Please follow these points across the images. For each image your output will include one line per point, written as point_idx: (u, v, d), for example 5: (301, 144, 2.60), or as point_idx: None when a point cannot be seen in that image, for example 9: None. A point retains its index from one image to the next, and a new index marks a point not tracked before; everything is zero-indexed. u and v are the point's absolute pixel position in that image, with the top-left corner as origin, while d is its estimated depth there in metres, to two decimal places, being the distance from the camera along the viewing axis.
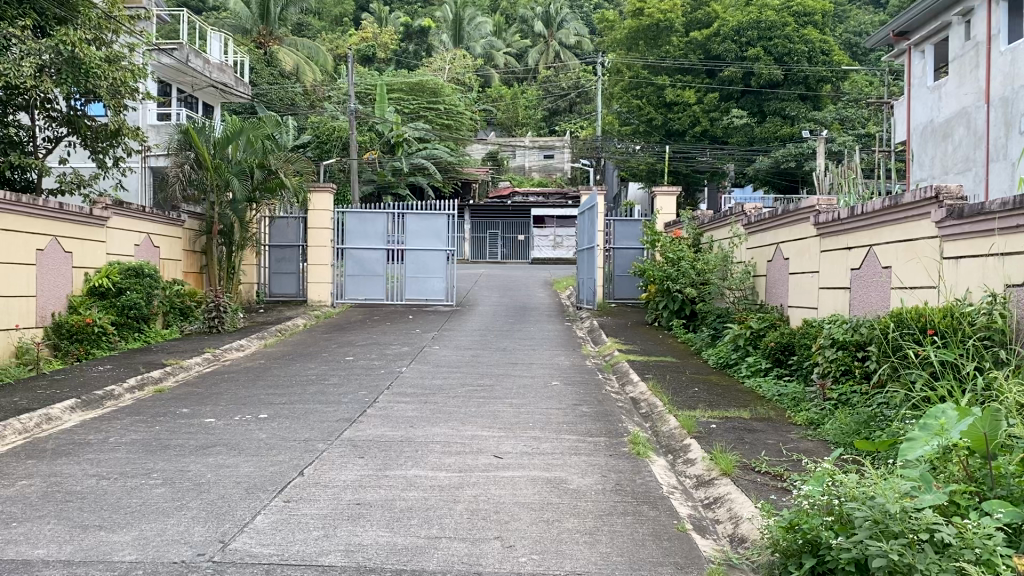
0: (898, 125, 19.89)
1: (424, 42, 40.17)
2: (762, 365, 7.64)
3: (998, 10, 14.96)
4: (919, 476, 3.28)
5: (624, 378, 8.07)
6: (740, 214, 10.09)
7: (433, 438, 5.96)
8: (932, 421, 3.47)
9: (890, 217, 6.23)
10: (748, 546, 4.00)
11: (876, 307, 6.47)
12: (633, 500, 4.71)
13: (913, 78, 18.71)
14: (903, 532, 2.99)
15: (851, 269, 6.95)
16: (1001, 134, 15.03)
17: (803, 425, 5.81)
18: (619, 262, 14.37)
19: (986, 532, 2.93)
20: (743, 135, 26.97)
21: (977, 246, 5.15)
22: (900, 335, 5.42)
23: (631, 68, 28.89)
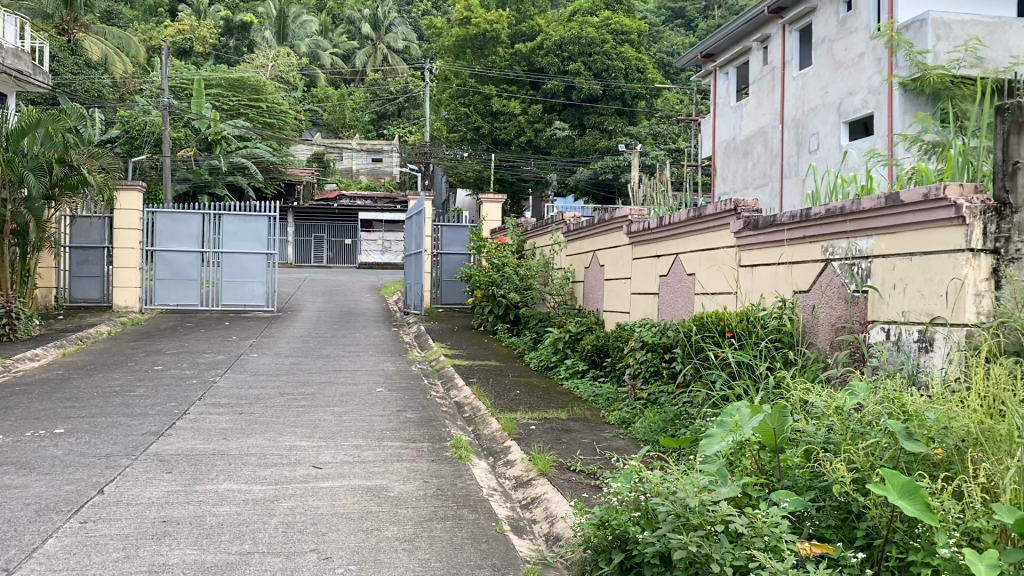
0: (704, 141, 21.19)
1: (245, 37, 38.67)
2: (580, 367, 7.90)
3: (792, 37, 16.25)
4: (716, 470, 3.48)
5: (448, 383, 8.10)
6: (560, 222, 10.45)
7: (249, 451, 5.72)
8: (728, 419, 3.71)
9: (694, 228, 6.63)
10: (562, 544, 4.11)
11: (682, 313, 6.86)
12: (453, 504, 4.73)
13: (718, 98, 19.99)
14: (701, 524, 3.17)
15: (660, 275, 7.32)
16: (794, 153, 16.32)
17: (615, 424, 6.05)
18: (446, 268, 14.40)
19: (773, 520, 3.13)
20: (566, 147, 27.98)
21: (768, 255, 5.59)
22: (702, 337, 5.75)
23: (459, 76, 28.71)
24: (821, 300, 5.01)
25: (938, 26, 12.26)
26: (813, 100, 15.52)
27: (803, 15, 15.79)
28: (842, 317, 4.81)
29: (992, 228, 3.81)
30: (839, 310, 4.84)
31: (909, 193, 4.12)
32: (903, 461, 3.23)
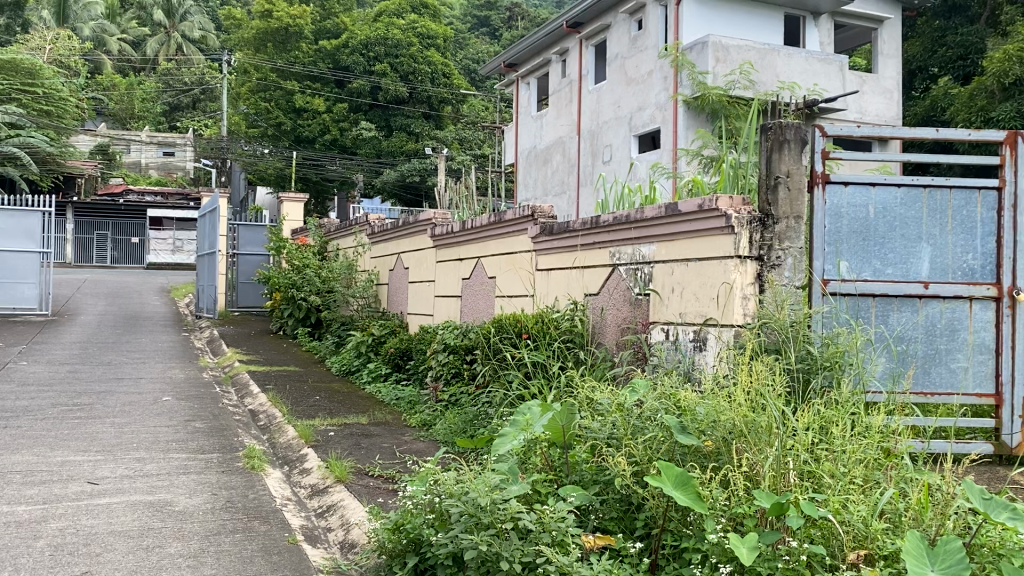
0: (507, 149, 21.72)
1: (18, 15, 35.23)
2: (382, 370, 7.83)
3: (588, 52, 17.00)
4: (507, 468, 3.55)
5: (242, 391, 7.75)
6: (364, 224, 10.35)
7: (12, 469, 5.19)
8: (520, 417, 3.81)
9: (494, 232, 6.77)
10: (357, 551, 4.04)
11: (482, 314, 6.97)
12: (244, 516, 4.54)
13: (520, 107, 20.55)
14: (491, 522, 3.23)
15: (462, 278, 7.40)
16: (589, 162, 17.04)
17: (416, 426, 6.04)
18: (243, 269, 13.79)
19: (560, 515, 3.23)
20: (372, 148, 27.57)
21: (561, 259, 5.82)
22: (500, 338, 5.86)
23: (259, 70, 28.30)
24: (610, 303, 5.29)
25: (717, 49, 13.19)
26: (607, 113, 16.29)
27: (598, 32, 16.54)
28: (627, 319, 5.10)
29: (757, 237, 4.15)
30: (626, 312, 5.13)
31: (686, 204, 4.42)
32: (677, 454, 3.46)
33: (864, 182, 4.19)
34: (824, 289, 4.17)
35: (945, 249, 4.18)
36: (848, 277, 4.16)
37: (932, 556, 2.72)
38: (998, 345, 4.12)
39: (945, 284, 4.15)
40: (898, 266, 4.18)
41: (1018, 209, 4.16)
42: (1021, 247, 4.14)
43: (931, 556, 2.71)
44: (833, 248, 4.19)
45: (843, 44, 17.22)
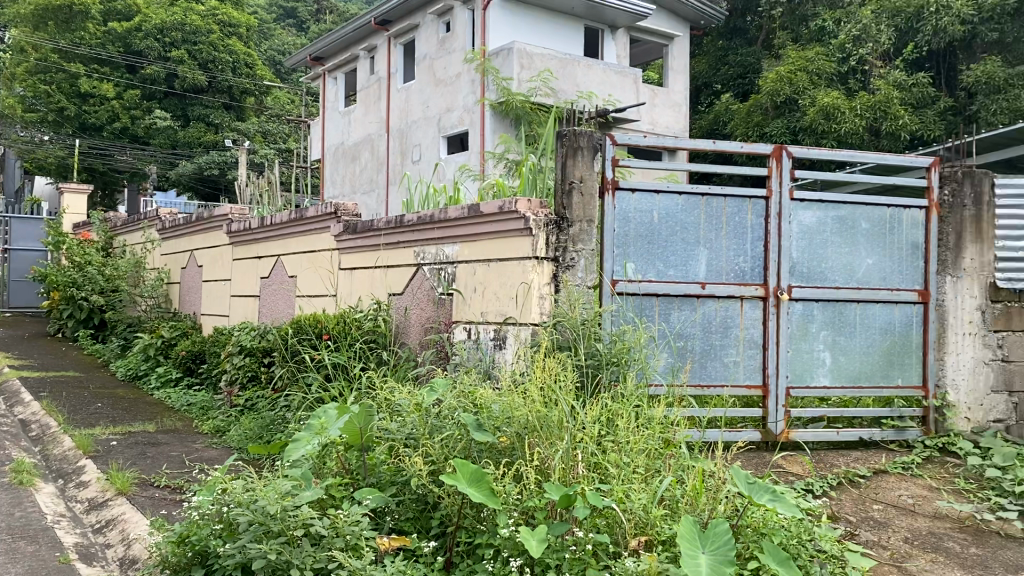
0: (313, 144, 21.21)
1: None
2: (172, 374, 7.41)
3: (397, 51, 16.95)
4: (300, 474, 3.45)
5: (12, 399, 7.06)
6: (155, 219, 9.82)
7: None
8: (314, 421, 3.72)
9: (294, 230, 6.58)
10: (138, 567, 3.78)
11: (281, 315, 6.76)
12: (7, 537, 4.13)
13: (327, 102, 20.14)
14: (282, 530, 3.11)
15: (260, 277, 7.15)
16: (398, 161, 16.95)
17: (209, 432, 5.76)
18: (15, 267, 12.62)
19: (354, 518, 3.18)
20: (166, 138, 26.11)
21: (365, 258, 5.76)
22: (299, 340, 5.70)
23: (38, 49, 25.34)
24: (413, 303, 5.29)
25: (521, 55, 13.45)
26: (416, 112, 16.29)
27: (406, 31, 16.52)
28: (430, 318, 5.13)
29: (553, 239, 4.30)
30: (427, 313, 5.17)
31: (487, 205, 4.49)
32: (473, 451, 3.50)
33: (649, 189, 4.42)
34: (613, 290, 4.35)
35: (720, 252, 4.50)
36: (635, 277, 4.37)
37: (703, 539, 2.89)
38: (766, 341, 4.49)
39: (720, 284, 4.46)
40: (679, 267, 4.45)
41: (782, 217, 4.53)
42: (784, 252, 4.53)
43: (702, 539, 2.89)
44: (622, 250, 4.38)
45: (639, 57, 18.18)
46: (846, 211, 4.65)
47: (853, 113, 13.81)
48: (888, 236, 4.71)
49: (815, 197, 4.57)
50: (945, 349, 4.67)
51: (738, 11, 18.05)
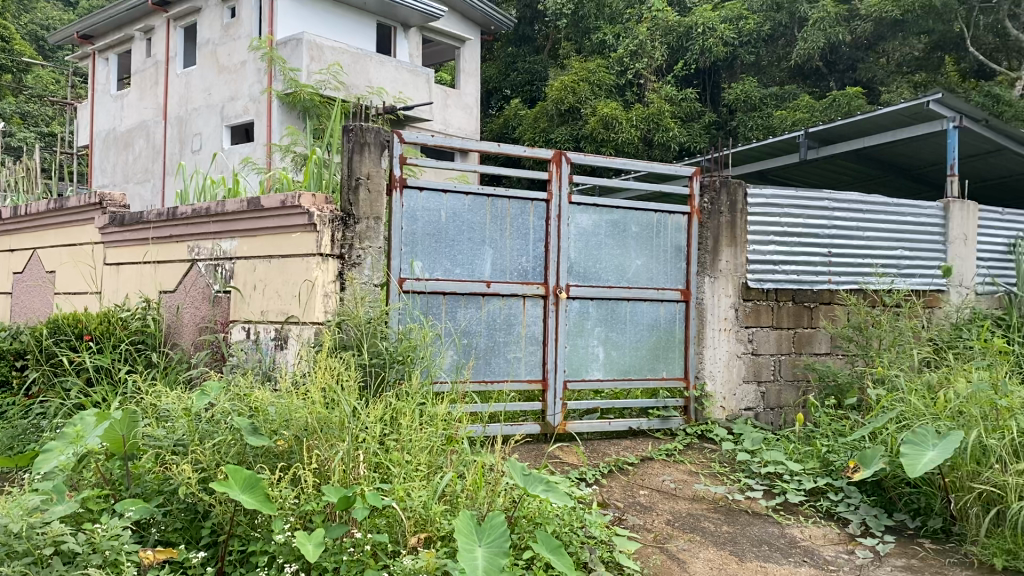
0: (79, 128, 19.50)
1: None
2: None
3: (176, 34, 16.01)
4: (51, 488, 3.14)
5: None
6: None
7: None
8: (68, 430, 3.41)
9: (52, 221, 6.04)
10: None
11: (38, 315, 6.20)
12: None
13: (97, 84, 18.62)
14: (29, 550, 2.82)
15: (13, 273, 6.50)
16: (177, 150, 15.96)
17: None
18: None
19: (114, 532, 2.94)
20: None
21: (133, 253, 5.40)
22: (56, 342, 5.24)
23: None
24: (186, 301, 5.02)
25: (311, 47, 13.09)
26: (197, 99, 15.44)
27: (188, 14, 15.66)
28: (205, 318, 4.88)
29: (338, 236, 4.23)
30: (202, 311, 4.91)
31: (269, 199, 4.34)
32: (249, 455, 3.36)
33: (437, 189, 4.43)
34: (400, 288, 4.34)
35: (504, 252, 4.61)
36: (420, 276, 4.38)
37: (479, 532, 2.95)
38: (545, 337, 4.67)
39: (503, 283, 4.57)
40: (465, 266, 4.50)
41: (561, 220, 4.72)
42: (563, 253, 4.72)
43: (479, 532, 2.94)
44: (409, 249, 4.37)
45: (432, 57, 18.29)
46: (619, 215, 4.92)
47: (629, 124, 14.64)
48: (656, 239, 5.03)
49: (593, 201, 4.80)
50: (703, 343, 5.07)
51: (526, 19, 18.60)
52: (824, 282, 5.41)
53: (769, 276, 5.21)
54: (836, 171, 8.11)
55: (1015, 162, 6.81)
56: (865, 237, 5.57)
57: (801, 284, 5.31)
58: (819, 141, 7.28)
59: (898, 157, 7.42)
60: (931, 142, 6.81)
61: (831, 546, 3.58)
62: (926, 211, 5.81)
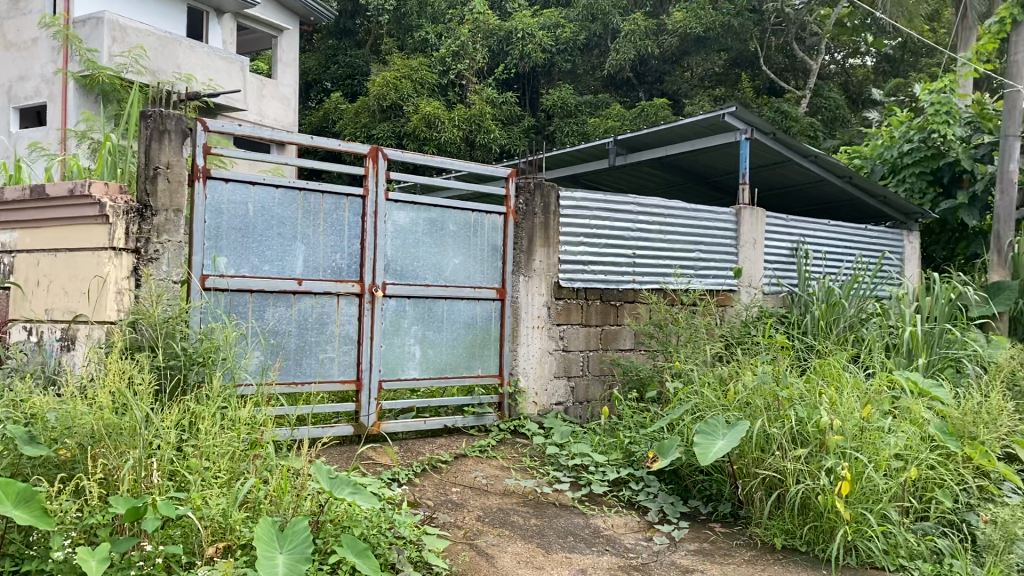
0: None
1: None
2: None
3: None
4: None
5: None
6: None
7: None
8: None
9: None
10: None
11: None
12: None
13: None
14: None
15: None
16: None
17: None
18: None
19: None
20: None
21: None
22: None
23: None
24: None
25: (114, 27, 12.23)
26: None
27: None
28: None
29: (134, 229, 3.95)
30: None
31: (55, 188, 3.99)
32: (25, 467, 3.06)
33: (245, 181, 4.23)
34: (202, 285, 4.10)
35: (317, 248, 4.48)
36: (226, 273, 4.17)
37: (282, 539, 2.84)
38: (359, 336, 4.58)
39: (315, 280, 4.45)
40: (275, 263, 4.33)
41: (378, 216, 4.65)
42: (379, 250, 4.65)
43: (280, 539, 2.84)
44: (213, 244, 4.14)
45: (247, 45, 17.58)
46: (436, 213, 4.91)
47: (451, 123, 14.69)
48: (473, 238, 5.06)
49: (410, 198, 4.77)
50: (518, 341, 5.16)
51: (347, 12, 18.25)
52: (629, 282, 5.66)
53: (579, 275, 5.39)
54: (643, 177, 8.52)
55: (798, 174, 7.44)
56: (667, 239, 5.88)
57: (609, 283, 5.52)
58: (627, 148, 7.61)
59: (697, 166, 7.90)
60: (725, 153, 7.30)
61: (631, 534, 3.74)
62: (721, 216, 6.22)
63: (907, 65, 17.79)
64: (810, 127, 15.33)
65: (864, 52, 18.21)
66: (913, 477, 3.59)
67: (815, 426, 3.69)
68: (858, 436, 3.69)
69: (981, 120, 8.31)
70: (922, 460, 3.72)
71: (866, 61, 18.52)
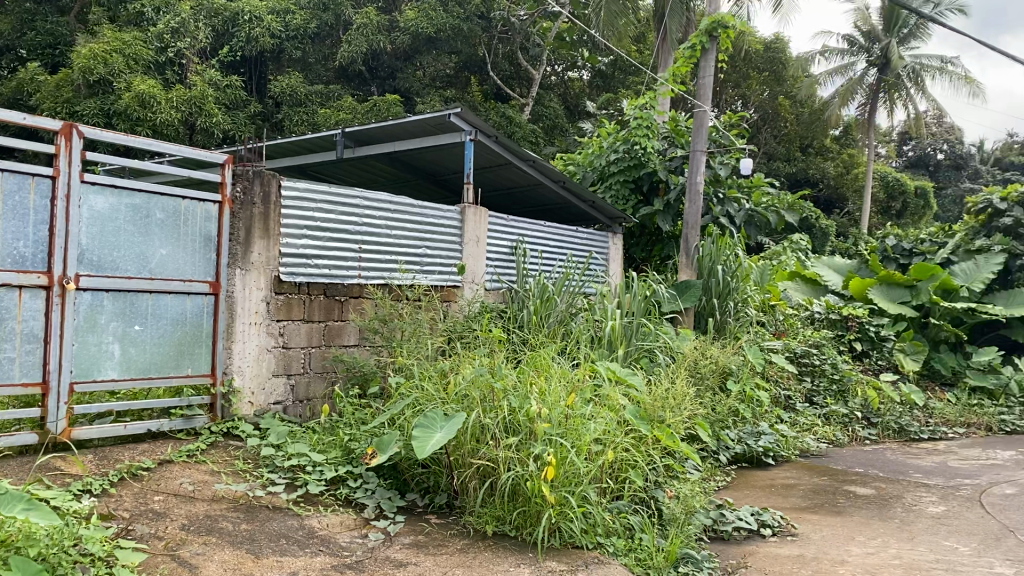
0: None
1: None
2: None
3: None
4: None
5: None
6: None
7: None
8: None
9: None
10: None
11: None
12: None
13: None
14: None
15: None
16: None
17: None
18: None
19: None
20: None
21: None
22: None
23: None
24: None
25: None
26: None
27: None
28: None
29: None
30: None
31: None
32: None
33: None
34: None
35: None
36: None
37: None
38: (47, 335, 4.09)
39: None
40: None
41: (71, 200, 4.19)
42: (72, 238, 4.19)
43: None
44: None
45: None
46: (141, 200, 4.54)
47: (169, 104, 13.66)
48: (183, 227, 4.72)
49: (110, 181, 4.35)
50: (233, 338, 4.87)
51: None
52: (353, 276, 5.59)
53: (302, 270, 5.21)
54: (372, 172, 8.48)
55: (518, 177, 7.76)
56: (391, 234, 5.88)
57: (332, 278, 5.41)
58: (355, 142, 7.54)
59: (425, 163, 8.00)
60: (450, 152, 7.45)
61: (346, 532, 3.69)
62: (445, 214, 6.34)
63: (617, 81, 19.42)
64: (531, 134, 16.20)
65: (580, 66, 19.55)
66: (610, 459, 3.86)
67: (525, 414, 3.84)
68: (562, 423, 3.89)
69: (674, 136, 9.31)
70: (617, 444, 4.00)
71: (582, 75, 19.95)
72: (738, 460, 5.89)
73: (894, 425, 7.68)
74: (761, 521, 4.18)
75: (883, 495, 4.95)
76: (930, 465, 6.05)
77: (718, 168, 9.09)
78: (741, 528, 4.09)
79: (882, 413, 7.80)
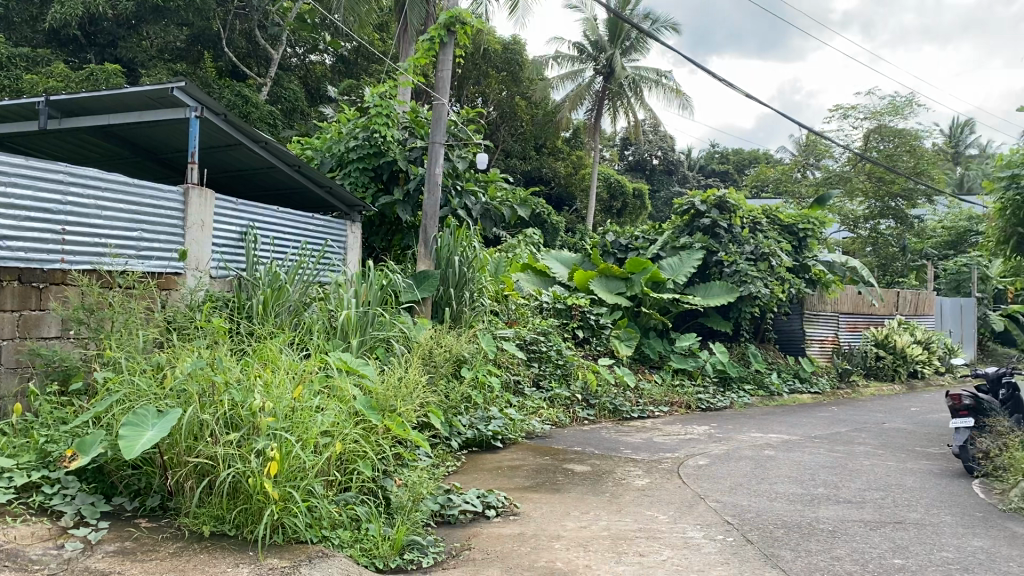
0: None
1: None
2: None
3: None
4: None
5: None
6: None
7: None
8: None
9: None
10: None
11: None
12: None
13: None
14: None
15: None
16: None
17: None
18: None
19: None
20: None
21: None
22: None
23: None
24: None
25: None
26: None
27: None
28: None
29: None
30: None
31: None
32: None
33: None
34: None
35: None
36: None
37: None
38: None
39: None
40: None
41: None
42: None
43: None
44: None
45: None
46: None
47: None
48: None
49: None
50: None
51: None
52: (55, 260, 5.02)
53: None
54: (83, 146, 7.71)
55: (251, 159, 7.41)
56: (101, 216, 5.38)
57: (29, 263, 4.82)
58: (62, 112, 6.81)
59: (145, 139, 7.40)
60: (175, 128, 6.95)
61: (38, 544, 3.29)
62: (165, 195, 5.90)
63: (359, 67, 19.27)
64: (268, 115, 15.61)
65: (322, 50, 19.11)
66: (337, 452, 3.79)
67: (248, 409, 3.67)
68: (288, 416, 3.77)
69: (414, 127, 9.40)
70: (346, 435, 3.95)
71: (324, 59, 19.51)
72: (469, 445, 6.06)
73: (609, 405, 8.35)
74: (486, 502, 4.33)
75: (597, 471, 5.34)
76: (638, 442, 6.61)
77: (456, 160, 9.28)
78: (467, 510, 4.21)
79: (598, 395, 8.42)
